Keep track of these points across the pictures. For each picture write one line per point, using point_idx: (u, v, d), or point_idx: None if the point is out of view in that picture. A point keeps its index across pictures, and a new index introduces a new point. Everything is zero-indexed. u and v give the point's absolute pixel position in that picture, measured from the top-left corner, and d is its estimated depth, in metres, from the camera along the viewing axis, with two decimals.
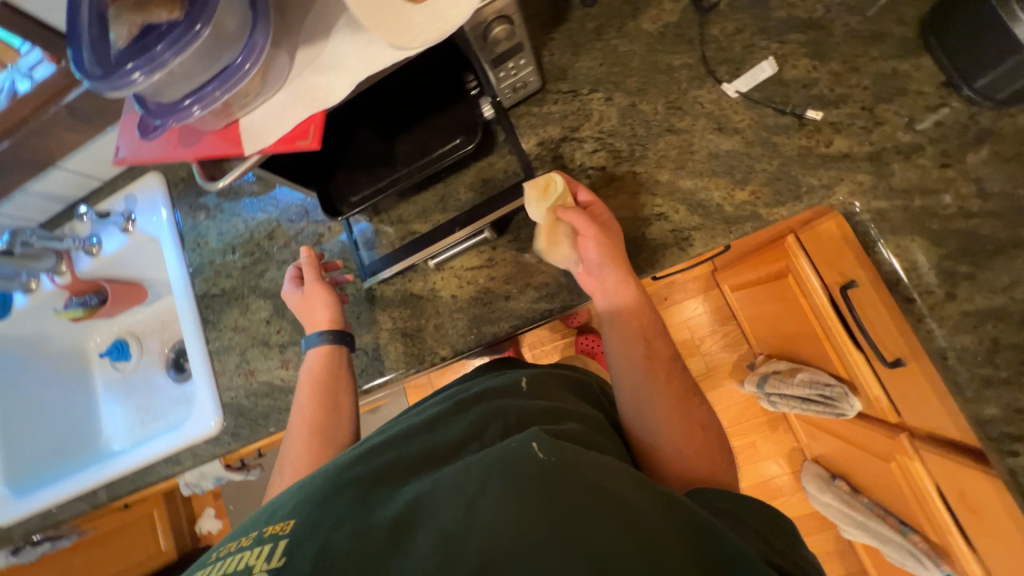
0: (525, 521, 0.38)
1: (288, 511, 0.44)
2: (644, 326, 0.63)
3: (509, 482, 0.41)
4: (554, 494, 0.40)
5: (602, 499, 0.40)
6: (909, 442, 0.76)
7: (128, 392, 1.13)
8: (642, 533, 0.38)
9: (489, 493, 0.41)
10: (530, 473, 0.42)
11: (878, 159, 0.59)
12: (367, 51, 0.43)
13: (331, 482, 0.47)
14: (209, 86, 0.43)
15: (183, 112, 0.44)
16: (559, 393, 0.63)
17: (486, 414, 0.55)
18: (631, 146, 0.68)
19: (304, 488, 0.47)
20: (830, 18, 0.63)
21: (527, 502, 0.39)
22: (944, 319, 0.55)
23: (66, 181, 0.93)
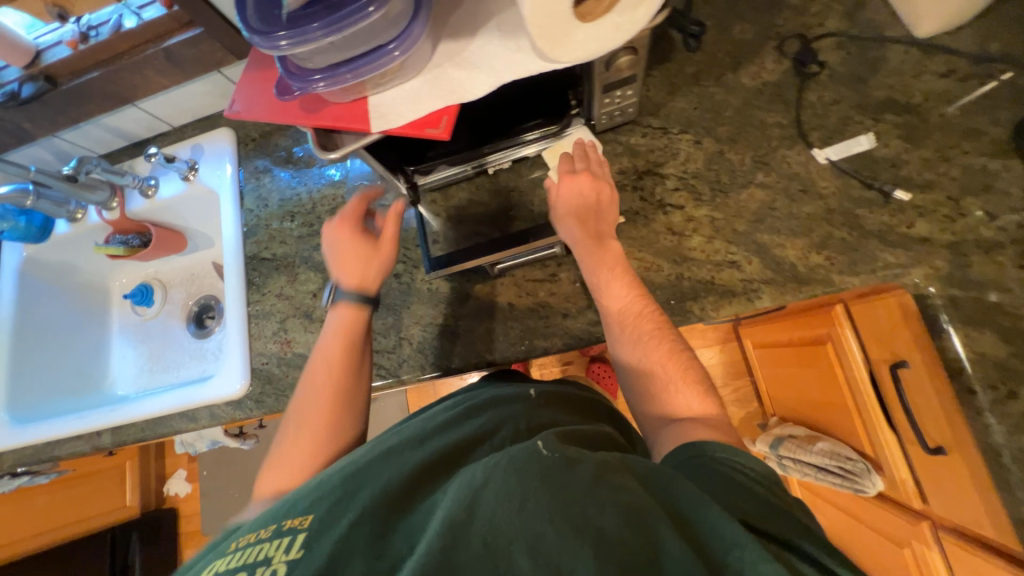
0: (528, 512, 0.36)
1: (293, 506, 0.44)
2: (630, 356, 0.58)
3: (515, 472, 0.39)
4: (560, 486, 0.38)
5: (609, 491, 0.38)
6: (930, 531, 0.76)
7: (143, 337, 1.11)
8: (642, 523, 0.35)
9: (492, 482, 0.39)
10: (538, 466, 0.40)
11: (957, 249, 0.60)
12: (513, 56, 0.44)
13: (344, 476, 0.46)
14: (345, 67, 0.44)
15: (327, 82, 0.45)
16: (574, 404, 0.61)
17: (498, 416, 0.54)
18: (713, 191, 0.69)
19: (314, 484, 0.46)
20: (927, 106, 0.65)
21: (532, 491, 0.37)
22: (1005, 416, 0.56)
23: (137, 120, 0.94)
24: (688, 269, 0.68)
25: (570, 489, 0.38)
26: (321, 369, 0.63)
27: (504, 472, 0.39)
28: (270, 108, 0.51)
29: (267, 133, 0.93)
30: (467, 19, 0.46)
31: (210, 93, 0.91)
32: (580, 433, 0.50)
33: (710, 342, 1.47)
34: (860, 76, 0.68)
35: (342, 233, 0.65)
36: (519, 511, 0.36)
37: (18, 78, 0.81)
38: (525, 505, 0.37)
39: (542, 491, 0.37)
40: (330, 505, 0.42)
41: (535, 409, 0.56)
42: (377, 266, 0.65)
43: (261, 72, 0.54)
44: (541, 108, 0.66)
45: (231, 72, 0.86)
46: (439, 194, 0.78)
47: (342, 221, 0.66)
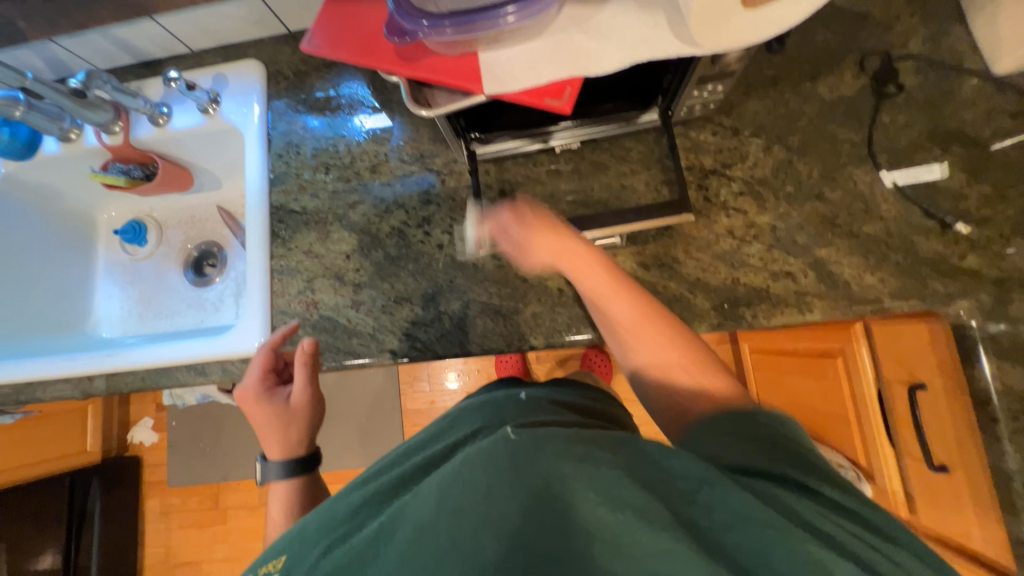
0: (495, 503, 0.37)
1: (280, 547, 0.46)
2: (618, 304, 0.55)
3: (481, 458, 0.40)
4: (523, 466, 0.39)
5: (574, 463, 0.38)
6: (912, 538, 0.84)
7: (133, 280, 1.02)
8: (602, 480, 0.37)
9: (460, 477, 0.40)
10: (501, 449, 0.41)
11: (1001, 285, 0.63)
12: (649, 33, 0.41)
13: (326, 510, 0.47)
14: (449, 19, 0.40)
15: (445, 28, 0.40)
16: (569, 406, 0.58)
17: (483, 420, 0.54)
18: (776, 200, 0.69)
19: (299, 528, 0.47)
20: (993, 142, 0.66)
21: (497, 475, 0.39)
22: (1022, 446, 0.60)
23: (153, 36, 0.83)
24: (743, 275, 0.68)
25: (536, 466, 0.38)
26: (293, 430, 0.66)
27: (469, 466, 0.40)
28: (354, 45, 0.46)
29: (301, 73, 0.85)
30: None
31: (243, 18, 0.81)
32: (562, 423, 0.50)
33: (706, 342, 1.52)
34: (934, 103, 0.68)
35: (253, 404, 0.66)
36: (486, 499, 0.38)
37: None
38: (491, 489, 0.38)
39: (507, 479, 0.38)
40: (310, 537, 0.44)
41: (520, 408, 0.54)
42: (300, 428, 0.66)
43: (344, 2, 0.48)
44: (623, 91, 0.64)
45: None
46: (495, 165, 0.74)
47: (248, 400, 0.66)
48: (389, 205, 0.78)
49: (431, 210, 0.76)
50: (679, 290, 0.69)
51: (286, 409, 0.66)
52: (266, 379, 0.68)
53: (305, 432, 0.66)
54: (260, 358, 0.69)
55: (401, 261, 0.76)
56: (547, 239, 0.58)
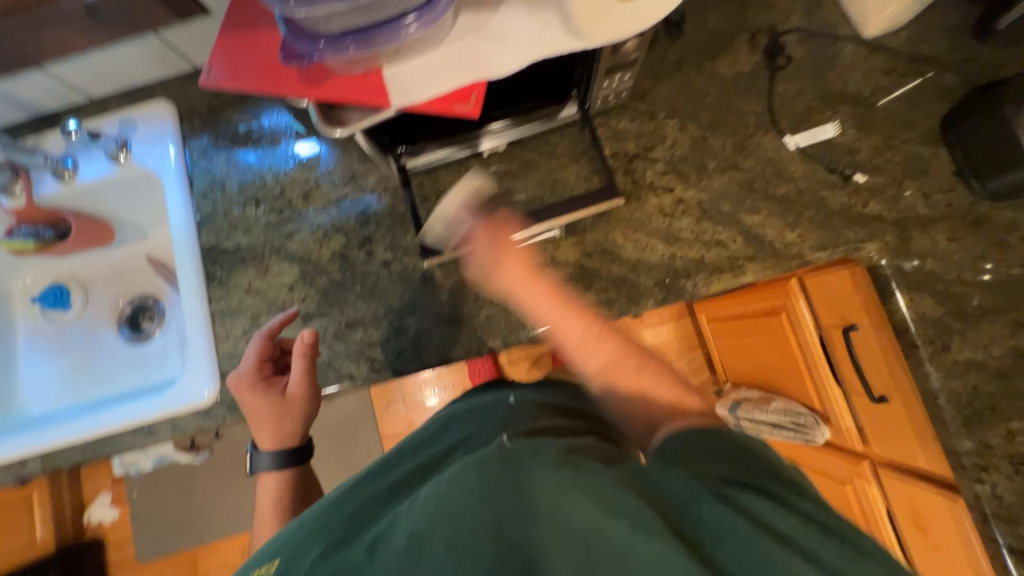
0: (491, 507, 0.38)
1: (271, 553, 0.45)
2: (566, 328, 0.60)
3: (477, 469, 0.41)
4: (519, 477, 0.40)
5: (570, 476, 0.39)
6: (869, 468, 0.89)
7: (62, 348, 0.95)
8: (592, 486, 0.38)
9: (458, 483, 0.40)
10: (495, 459, 0.42)
11: (901, 225, 0.70)
12: (542, 32, 0.43)
13: (313, 518, 0.46)
14: (351, 36, 0.40)
15: (345, 47, 0.40)
16: (556, 407, 0.59)
17: (473, 427, 0.55)
18: (698, 174, 0.73)
19: (286, 534, 0.46)
20: (874, 99, 0.74)
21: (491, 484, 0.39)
22: (941, 365, 0.66)
23: (45, 87, 0.78)
24: (679, 249, 0.71)
25: (530, 477, 0.39)
26: (287, 422, 0.67)
27: (466, 473, 0.41)
28: (257, 72, 0.46)
29: (215, 108, 0.82)
30: None
31: (143, 58, 0.78)
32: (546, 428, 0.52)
33: (666, 319, 1.57)
34: (820, 69, 0.75)
35: (250, 392, 0.67)
36: (482, 502, 0.38)
37: None
38: (487, 495, 0.38)
39: (502, 487, 0.39)
40: (300, 546, 0.44)
41: (509, 416, 0.56)
42: (292, 424, 0.68)
43: (240, 33, 0.47)
44: (539, 88, 0.66)
45: (170, 34, 0.75)
46: (428, 176, 0.74)
47: (244, 388, 0.67)
48: (327, 230, 0.76)
49: (371, 229, 0.76)
50: (623, 272, 0.71)
51: (280, 403, 0.67)
52: (263, 369, 0.68)
53: (299, 426, 0.69)
54: (256, 345, 0.68)
55: (348, 285, 0.74)
56: (514, 262, 0.61)
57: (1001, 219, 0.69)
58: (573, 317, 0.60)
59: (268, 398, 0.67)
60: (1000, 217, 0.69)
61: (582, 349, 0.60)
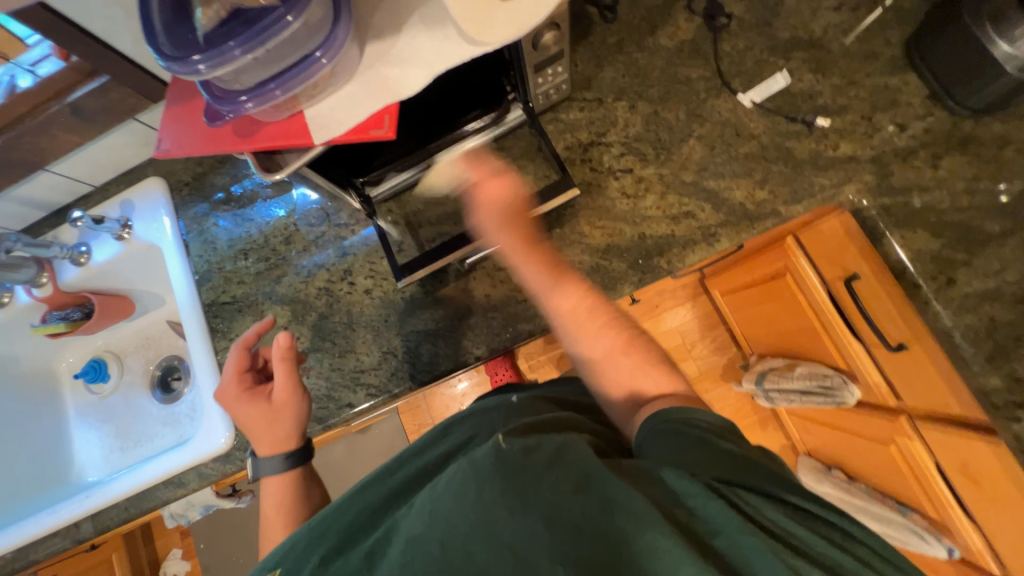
0: (485, 510, 0.39)
1: (278, 557, 0.48)
2: (591, 342, 0.57)
3: (470, 472, 0.41)
4: (513, 476, 0.40)
5: (559, 473, 0.40)
6: (909, 423, 0.82)
7: (105, 416, 1.03)
8: (590, 487, 0.39)
9: (449, 490, 0.41)
10: (489, 464, 0.41)
11: (879, 161, 0.66)
12: (442, 46, 0.45)
13: (321, 520, 0.49)
14: (271, 83, 0.43)
15: (266, 95, 0.43)
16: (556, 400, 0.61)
17: (473, 427, 0.56)
18: (656, 150, 0.72)
19: (299, 534, 0.49)
20: (828, 38, 0.70)
21: (484, 486, 0.40)
22: (949, 301, 0.62)
23: (54, 185, 0.87)
24: (647, 228, 0.70)
25: (523, 475, 0.40)
26: (281, 425, 0.66)
27: (460, 475, 0.42)
28: (202, 137, 0.49)
29: (200, 175, 0.89)
30: (388, 18, 0.46)
31: (130, 143, 0.86)
32: (545, 420, 0.51)
33: (681, 300, 1.52)
34: (765, 21, 0.73)
35: (240, 400, 0.66)
36: (476, 505, 0.39)
37: None
38: (480, 495, 0.40)
39: (495, 486, 0.40)
40: (311, 547, 0.47)
41: (510, 414, 0.56)
42: (287, 424, 0.66)
43: (182, 104, 0.51)
44: (478, 97, 0.67)
45: (148, 117, 0.82)
46: (394, 202, 0.77)
47: (233, 398, 0.67)
48: (311, 269, 0.80)
49: (350, 261, 0.79)
50: (595, 261, 0.71)
51: (268, 405, 0.65)
52: (243, 379, 0.67)
53: (296, 426, 0.66)
54: (235, 355, 0.68)
55: (335, 316, 0.78)
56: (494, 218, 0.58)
57: (989, 136, 0.64)
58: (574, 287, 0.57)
59: (255, 403, 0.66)
60: (988, 134, 0.64)
61: (574, 315, 0.57)
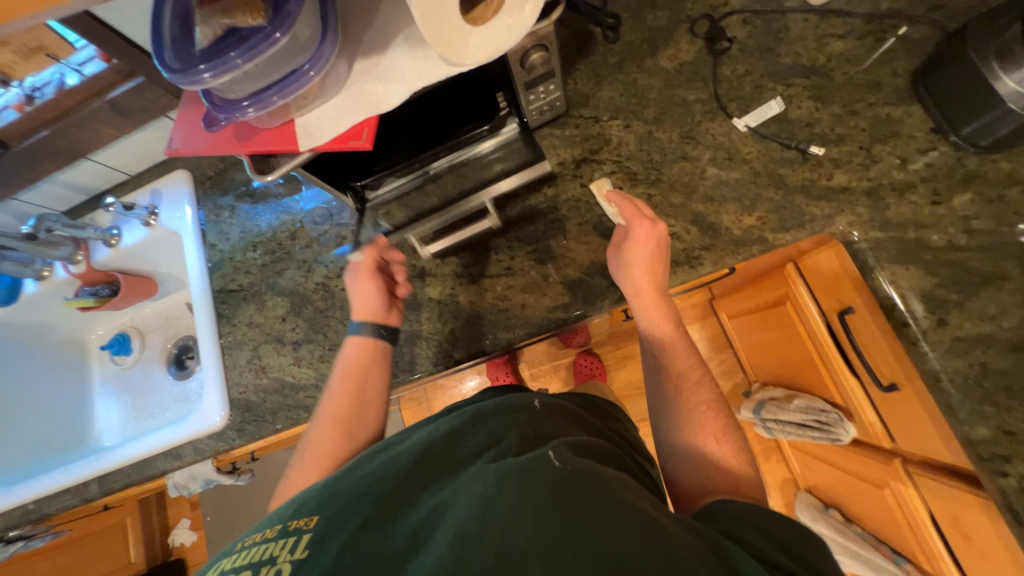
0: (542, 530, 0.35)
1: (315, 506, 0.44)
2: (684, 416, 0.56)
3: (526, 487, 0.39)
4: (570, 504, 0.37)
5: (617, 506, 0.37)
6: (903, 467, 0.78)
7: (125, 387, 1.11)
8: (654, 539, 0.35)
9: (503, 497, 0.38)
10: (546, 481, 0.39)
11: (874, 194, 0.64)
12: (422, 64, 0.48)
13: (355, 487, 0.45)
14: (271, 90, 0.47)
15: (265, 102, 0.47)
16: (576, 417, 0.56)
17: (495, 431, 0.49)
18: (646, 170, 0.73)
19: (331, 488, 0.46)
20: (831, 66, 0.69)
21: (540, 503, 0.37)
22: (937, 343, 0.59)
23: (94, 173, 0.96)
24: None
25: (579, 503, 0.37)
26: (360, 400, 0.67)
27: (515, 485, 0.39)
28: (206, 140, 0.54)
29: (222, 170, 0.96)
30: (377, 35, 0.49)
31: (162, 137, 0.93)
32: (590, 445, 0.48)
33: (689, 320, 1.49)
34: (767, 46, 0.72)
35: (366, 353, 0.69)
36: (532, 523, 0.36)
37: None
38: (538, 516, 0.36)
39: (550, 508, 0.37)
40: (345, 510, 0.43)
41: (535, 425, 0.49)
42: (377, 384, 0.68)
43: (193, 109, 0.56)
44: (472, 110, 0.70)
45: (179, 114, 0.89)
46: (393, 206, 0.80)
47: (362, 346, 0.69)
48: (311, 264, 0.85)
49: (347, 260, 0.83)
50: (578, 275, 0.72)
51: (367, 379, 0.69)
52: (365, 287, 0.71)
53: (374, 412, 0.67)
54: (368, 284, 0.70)
55: (329, 311, 0.82)
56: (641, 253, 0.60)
57: (995, 173, 0.62)
58: (670, 326, 0.61)
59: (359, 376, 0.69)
60: (994, 172, 0.62)
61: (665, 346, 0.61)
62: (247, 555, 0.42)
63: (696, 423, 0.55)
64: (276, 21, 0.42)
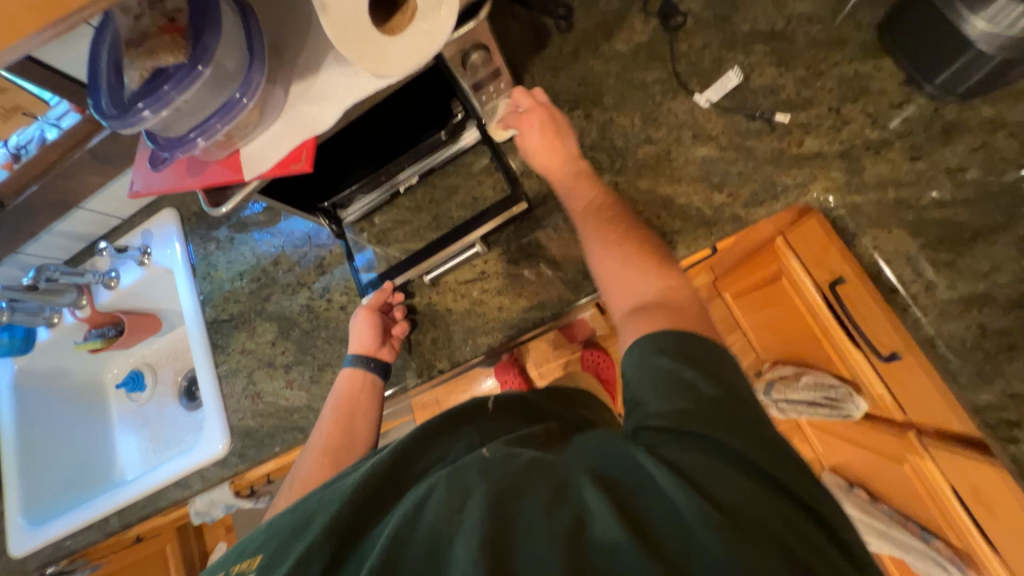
0: (464, 525, 0.36)
1: (262, 544, 0.46)
2: (618, 264, 0.52)
3: (454, 483, 0.40)
4: (494, 493, 0.38)
5: (539, 486, 0.38)
6: (918, 439, 0.74)
7: (142, 422, 1.15)
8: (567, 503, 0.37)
9: (433, 494, 0.39)
10: (473, 475, 0.40)
11: (849, 156, 0.61)
12: (352, 80, 0.47)
13: (304, 511, 0.46)
14: (214, 117, 0.47)
15: (209, 128, 0.48)
16: (531, 416, 0.57)
17: (446, 448, 0.51)
18: (611, 157, 0.71)
19: (283, 518, 0.47)
20: (792, 28, 0.66)
21: (466, 498, 0.38)
22: (929, 307, 0.56)
23: (88, 220, 1.00)
24: None
25: (505, 492, 0.38)
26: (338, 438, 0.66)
27: (443, 483, 0.40)
28: (161, 180, 0.55)
29: None
30: (309, 57, 0.50)
31: None
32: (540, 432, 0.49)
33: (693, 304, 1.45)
34: (724, 16, 0.70)
35: (356, 383, 0.71)
36: (459, 514, 0.37)
37: None
38: (465, 506, 0.38)
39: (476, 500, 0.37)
40: (291, 540, 0.44)
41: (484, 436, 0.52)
42: (366, 424, 0.68)
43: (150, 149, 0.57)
44: (429, 121, 0.70)
45: None
46: (366, 222, 0.81)
47: (354, 379, 0.71)
48: (295, 288, 0.86)
49: (328, 280, 0.84)
50: (552, 273, 0.71)
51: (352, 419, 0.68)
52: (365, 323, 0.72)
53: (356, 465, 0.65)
54: (365, 321, 0.72)
55: (314, 332, 0.83)
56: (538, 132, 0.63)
57: (977, 120, 0.58)
58: (595, 191, 0.61)
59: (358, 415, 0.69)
60: (976, 119, 0.58)
61: (587, 214, 0.59)
62: None
63: (631, 273, 0.51)
64: (196, 54, 0.43)
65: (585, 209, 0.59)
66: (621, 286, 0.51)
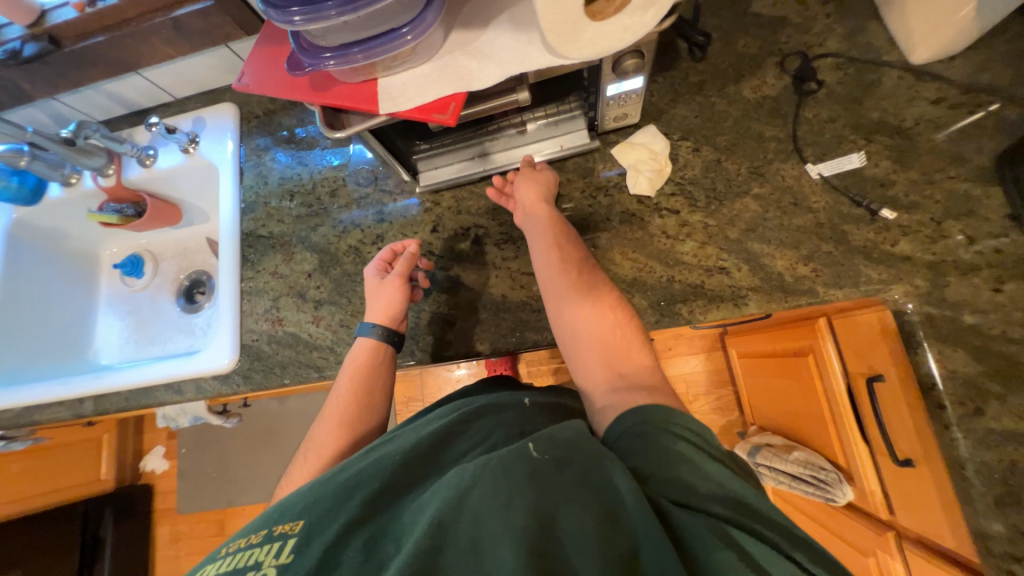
0: (513, 517, 0.37)
1: (299, 509, 0.44)
2: (583, 321, 0.58)
3: (500, 477, 0.40)
4: (545, 495, 0.39)
5: (587, 500, 0.39)
6: (895, 541, 0.79)
7: (130, 308, 1.09)
8: (618, 523, 0.37)
9: (478, 485, 0.40)
10: (521, 471, 0.40)
11: (936, 269, 0.63)
12: (524, 49, 0.45)
13: (337, 481, 0.46)
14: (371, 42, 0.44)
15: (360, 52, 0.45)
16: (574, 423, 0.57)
17: (482, 432, 0.50)
18: (708, 198, 0.71)
19: (313, 488, 0.46)
20: (918, 130, 0.67)
21: (514, 491, 0.39)
22: (970, 432, 0.59)
23: (140, 88, 0.93)
24: (678, 272, 0.69)
25: (552, 496, 0.39)
26: (348, 403, 0.65)
27: (490, 475, 0.40)
28: (282, 84, 0.51)
29: (271, 112, 0.93)
30: (480, 10, 0.47)
31: (216, 66, 0.90)
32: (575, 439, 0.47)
33: (695, 350, 1.48)
34: (856, 97, 0.70)
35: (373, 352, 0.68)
36: (504, 510, 0.38)
37: (20, 36, 0.80)
38: (511, 503, 0.38)
39: (524, 494, 0.39)
40: (329, 509, 0.43)
41: (525, 420, 0.52)
42: (381, 387, 0.67)
43: (271, 47, 0.54)
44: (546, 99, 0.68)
45: (239, 46, 0.86)
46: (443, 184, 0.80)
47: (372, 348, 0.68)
48: (347, 226, 0.83)
49: (385, 228, 0.81)
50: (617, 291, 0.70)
51: (359, 387, 0.66)
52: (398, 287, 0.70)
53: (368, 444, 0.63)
54: (396, 291, 0.69)
55: (356, 276, 0.80)
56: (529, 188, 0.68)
57: None
58: (565, 241, 0.65)
59: (368, 380, 0.66)
60: None
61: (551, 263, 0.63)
62: (230, 562, 0.41)
63: (594, 330, 0.57)
64: None
65: (560, 253, 0.63)
66: (582, 339, 0.57)
